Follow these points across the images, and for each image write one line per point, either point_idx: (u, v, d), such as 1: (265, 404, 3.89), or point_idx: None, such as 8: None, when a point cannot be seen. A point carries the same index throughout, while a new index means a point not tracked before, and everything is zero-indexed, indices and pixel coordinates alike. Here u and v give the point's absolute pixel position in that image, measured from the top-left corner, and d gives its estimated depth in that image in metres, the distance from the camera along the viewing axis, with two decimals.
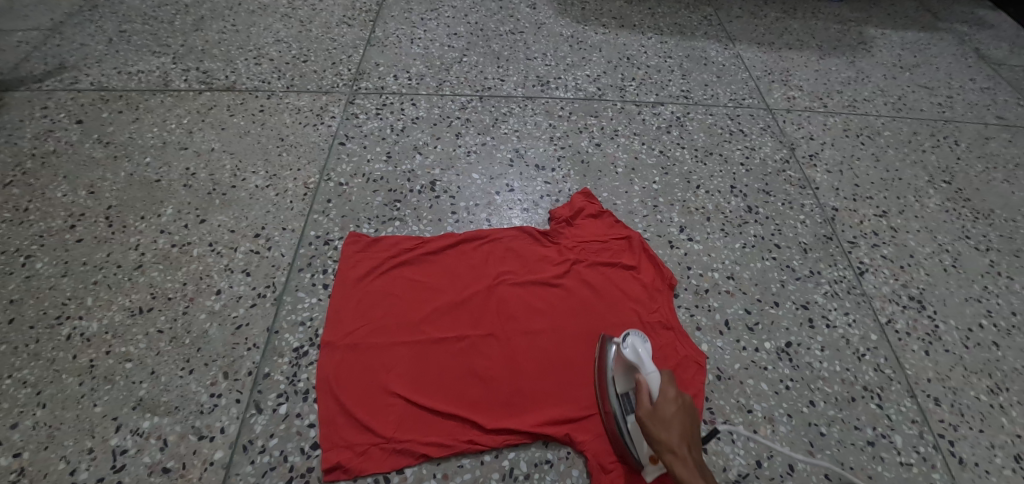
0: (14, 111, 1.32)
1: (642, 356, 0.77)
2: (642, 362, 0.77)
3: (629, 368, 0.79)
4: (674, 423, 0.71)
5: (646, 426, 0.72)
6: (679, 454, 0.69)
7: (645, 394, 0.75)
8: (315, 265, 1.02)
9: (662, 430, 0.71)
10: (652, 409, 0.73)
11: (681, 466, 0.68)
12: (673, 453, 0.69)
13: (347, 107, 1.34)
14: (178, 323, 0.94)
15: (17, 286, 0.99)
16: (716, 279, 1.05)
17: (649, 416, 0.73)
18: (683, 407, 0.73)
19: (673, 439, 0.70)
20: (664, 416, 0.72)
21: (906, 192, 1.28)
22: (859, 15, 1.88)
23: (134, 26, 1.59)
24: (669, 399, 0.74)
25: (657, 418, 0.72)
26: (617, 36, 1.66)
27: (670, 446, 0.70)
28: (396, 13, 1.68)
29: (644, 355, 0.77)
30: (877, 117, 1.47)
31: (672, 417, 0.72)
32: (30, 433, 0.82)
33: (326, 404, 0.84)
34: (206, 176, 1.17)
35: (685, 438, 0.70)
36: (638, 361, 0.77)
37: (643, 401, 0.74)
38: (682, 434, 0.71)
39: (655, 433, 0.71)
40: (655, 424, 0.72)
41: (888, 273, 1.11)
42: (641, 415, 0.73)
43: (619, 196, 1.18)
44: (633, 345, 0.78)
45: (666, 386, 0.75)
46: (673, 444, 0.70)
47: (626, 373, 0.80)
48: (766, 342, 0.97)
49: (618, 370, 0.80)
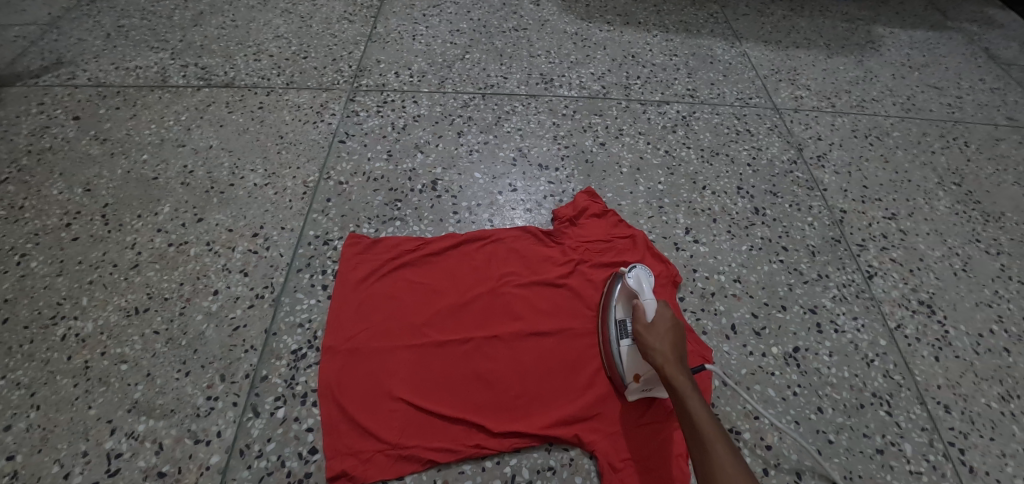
0: (9, 106, 1.30)
1: (644, 284, 0.85)
2: (642, 290, 0.85)
3: (630, 297, 0.87)
4: (666, 332, 0.78)
5: (640, 336, 0.79)
6: (667, 354, 0.75)
7: (641, 312, 0.82)
8: (314, 265, 1.00)
9: (654, 338, 0.78)
10: (648, 321, 0.80)
11: (668, 363, 0.74)
12: (661, 353, 0.76)
13: (347, 104, 1.32)
14: (174, 324, 0.92)
15: (12, 285, 0.97)
16: (722, 282, 1.03)
17: (644, 327, 0.80)
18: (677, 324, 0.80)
19: (663, 344, 0.77)
20: (658, 327, 0.79)
21: (915, 194, 1.26)
22: (867, 13, 1.86)
23: (132, 21, 1.57)
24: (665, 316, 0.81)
25: (652, 327, 0.79)
26: (622, 33, 1.63)
27: (659, 349, 0.76)
28: (398, 9, 1.66)
29: (646, 284, 0.86)
30: (886, 117, 1.45)
31: (666, 328, 0.79)
32: (23, 435, 0.80)
33: (328, 411, 0.83)
34: (204, 174, 1.16)
35: (675, 344, 0.77)
36: (639, 287, 0.85)
37: (639, 315, 0.82)
38: (673, 341, 0.77)
39: (647, 340, 0.78)
40: (649, 333, 0.79)
41: (897, 277, 1.09)
42: (637, 326, 0.81)
43: (624, 196, 1.16)
44: (637, 275, 0.87)
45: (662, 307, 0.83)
46: (663, 347, 0.76)
47: (627, 303, 0.88)
48: (773, 347, 0.95)
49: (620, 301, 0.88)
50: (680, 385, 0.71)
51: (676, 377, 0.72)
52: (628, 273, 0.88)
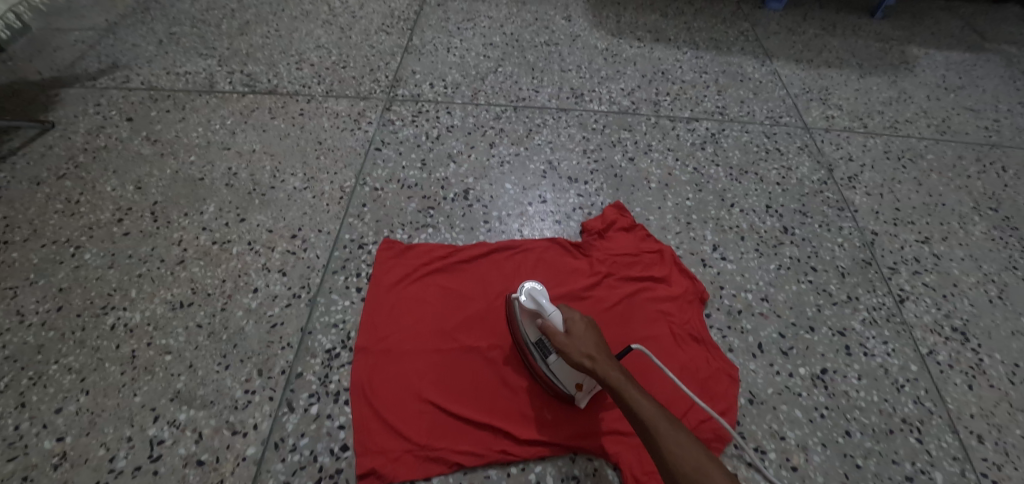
0: (68, 106, 1.38)
1: (540, 300, 0.81)
2: (541, 308, 0.81)
3: (532, 314, 0.83)
4: (586, 338, 0.77)
5: (563, 353, 0.77)
6: (595, 359, 0.75)
7: (553, 331, 0.79)
8: (349, 268, 1.03)
9: (577, 352, 0.76)
10: (564, 334, 0.78)
11: (599, 368, 0.74)
12: (590, 361, 0.75)
13: (383, 113, 1.37)
14: (216, 319, 0.96)
15: (66, 275, 1.03)
16: (749, 300, 1.03)
17: (562, 343, 0.78)
18: (588, 323, 0.80)
19: (588, 351, 0.76)
20: (575, 336, 0.78)
21: (950, 218, 1.24)
22: (902, 33, 1.84)
23: (183, 29, 1.65)
24: (576, 322, 0.80)
25: (570, 340, 0.78)
26: (652, 50, 1.65)
27: (587, 360, 0.75)
28: (434, 22, 1.71)
29: (542, 298, 0.81)
30: (920, 139, 1.43)
31: (582, 333, 0.78)
32: (74, 418, 0.86)
33: (360, 409, 0.85)
34: (247, 176, 1.21)
35: (597, 346, 0.77)
36: (537, 303, 0.81)
37: (552, 332, 0.79)
38: (594, 343, 0.77)
39: (571, 356, 0.77)
40: (570, 346, 0.77)
41: (930, 302, 1.07)
42: (557, 345, 0.78)
43: (652, 211, 1.17)
44: (530, 293, 0.82)
45: (569, 313, 0.81)
46: (589, 355, 0.75)
47: (531, 321, 0.84)
48: (800, 367, 0.95)
49: (525, 321, 0.84)
50: (619, 388, 0.72)
51: (613, 381, 0.73)
52: (518, 293, 0.83)
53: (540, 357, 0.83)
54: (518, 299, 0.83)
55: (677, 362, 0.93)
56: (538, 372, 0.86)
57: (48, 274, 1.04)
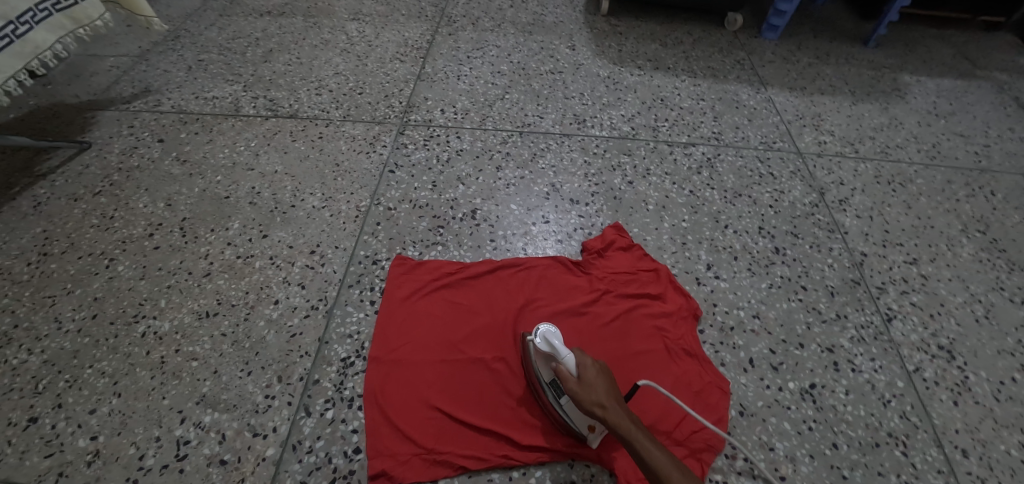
0: (104, 128, 1.48)
1: (555, 342, 0.85)
2: (556, 351, 0.85)
3: (546, 356, 0.87)
4: (597, 385, 0.82)
5: (576, 399, 0.82)
6: (608, 408, 0.79)
7: (567, 376, 0.83)
8: (364, 282, 1.10)
9: (589, 399, 0.81)
10: (577, 380, 0.82)
11: (611, 418, 0.79)
12: (603, 410, 0.79)
13: (397, 137, 1.45)
14: (239, 328, 1.03)
15: (101, 285, 1.11)
16: (742, 317, 1.08)
17: (575, 390, 0.82)
18: (599, 369, 0.84)
19: (600, 398, 0.80)
20: (587, 383, 0.82)
21: (938, 240, 1.29)
22: (894, 61, 1.91)
23: (211, 56, 1.76)
24: (587, 368, 0.84)
25: (582, 387, 0.82)
26: (652, 78, 1.73)
27: (599, 408, 0.80)
28: (445, 51, 1.81)
29: (556, 341, 0.85)
30: (910, 164, 1.49)
31: (594, 381, 0.82)
32: (106, 418, 0.92)
33: (372, 415, 0.91)
34: (269, 195, 1.29)
35: (609, 394, 0.81)
36: (551, 346, 0.85)
37: (567, 379, 0.83)
38: (606, 390, 0.81)
39: (584, 403, 0.81)
40: (583, 393, 0.81)
41: (917, 321, 1.12)
42: (570, 391, 0.82)
43: (649, 232, 1.23)
44: (545, 335, 0.86)
45: (580, 358, 0.85)
46: (600, 403, 0.80)
47: (545, 363, 0.88)
48: (790, 381, 1.00)
49: (540, 362, 0.89)
50: (631, 439, 0.77)
51: (625, 431, 0.78)
52: (534, 335, 0.88)
53: (553, 397, 0.88)
54: (534, 341, 0.88)
55: (671, 375, 0.98)
56: (547, 407, 0.90)
57: (84, 284, 1.11)
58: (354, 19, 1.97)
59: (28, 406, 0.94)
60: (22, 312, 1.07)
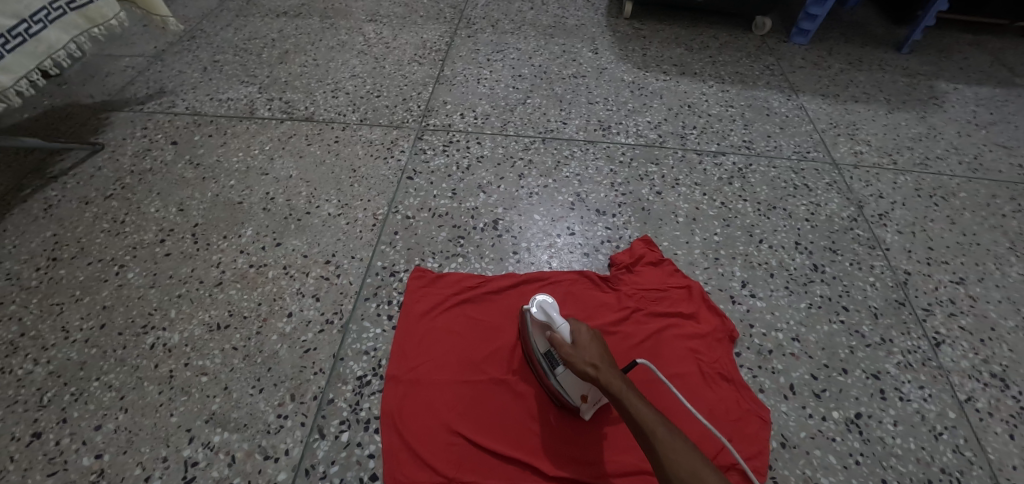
0: (117, 129, 1.45)
1: (551, 312, 0.83)
2: (552, 320, 0.83)
3: (542, 326, 0.86)
4: (590, 348, 0.79)
5: (568, 362, 0.79)
6: (599, 367, 0.76)
7: (561, 342, 0.81)
8: (381, 295, 1.06)
9: (581, 360, 0.78)
10: (571, 344, 0.80)
11: (601, 376, 0.75)
12: (594, 369, 0.76)
13: (415, 142, 1.41)
14: (251, 342, 0.99)
15: (110, 293, 1.07)
16: (780, 340, 1.02)
17: (567, 352, 0.79)
18: (594, 335, 0.81)
19: (592, 359, 0.77)
20: (580, 346, 0.79)
21: (985, 258, 1.22)
22: (930, 68, 1.83)
23: (226, 56, 1.73)
24: (583, 334, 0.81)
25: (575, 349, 0.79)
26: (678, 83, 1.67)
27: (590, 367, 0.76)
28: (464, 54, 1.76)
29: (553, 312, 0.84)
30: (951, 177, 1.42)
31: (587, 344, 0.79)
32: (112, 436, 0.88)
33: (390, 440, 0.86)
34: (283, 201, 1.25)
35: (601, 356, 0.78)
36: (547, 315, 0.84)
37: (560, 343, 0.81)
38: (599, 353, 0.78)
39: (575, 364, 0.78)
40: (575, 355, 0.79)
41: (967, 346, 1.05)
42: (563, 354, 0.80)
43: (680, 246, 1.17)
44: (541, 306, 0.85)
45: (576, 324, 0.83)
46: (591, 362, 0.77)
47: (542, 334, 0.87)
48: (834, 411, 0.93)
49: (537, 333, 0.87)
50: (619, 394, 0.72)
51: (613, 387, 0.73)
52: (531, 305, 0.87)
53: (548, 368, 0.86)
54: (530, 311, 0.87)
55: (707, 401, 0.92)
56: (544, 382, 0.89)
57: (93, 291, 1.08)
58: (371, 20, 1.93)
59: (31, 420, 0.90)
60: (30, 320, 1.03)
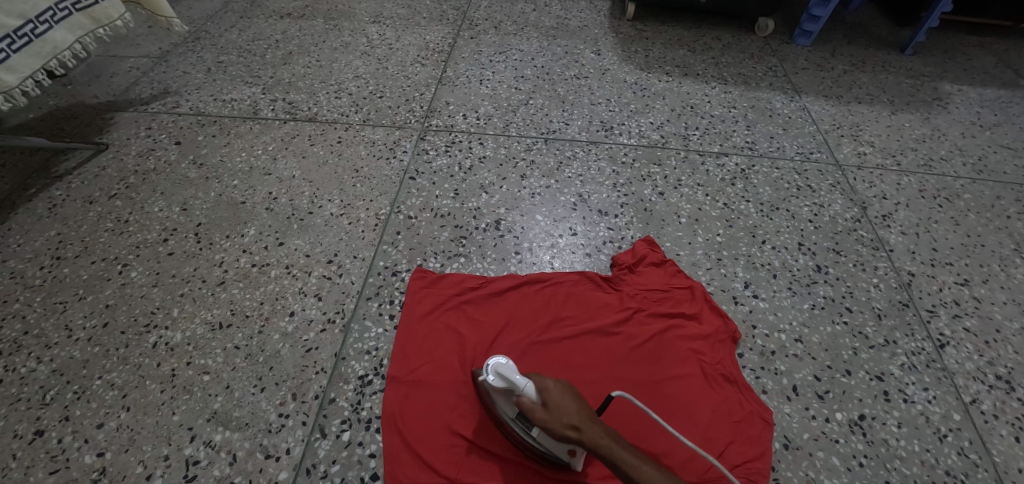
0: (122, 129, 1.45)
1: (511, 376, 0.76)
2: (514, 384, 0.76)
3: (504, 390, 0.78)
4: (564, 407, 0.74)
5: (547, 429, 0.73)
6: (583, 428, 0.72)
7: (533, 407, 0.74)
8: (383, 295, 1.06)
9: (560, 424, 0.73)
10: (543, 408, 0.74)
11: (587, 438, 0.72)
12: (578, 432, 0.72)
13: (418, 142, 1.41)
14: (253, 341, 0.99)
15: (113, 292, 1.08)
16: (784, 341, 1.02)
17: (542, 417, 0.74)
18: (563, 389, 0.76)
19: (570, 420, 0.73)
20: (554, 407, 0.74)
21: (990, 260, 1.21)
22: (934, 69, 1.83)
23: (230, 57, 1.73)
24: (551, 391, 0.75)
25: (549, 413, 0.73)
26: (681, 84, 1.67)
27: (573, 430, 0.72)
28: (467, 55, 1.76)
29: (513, 374, 0.76)
30: (955, 178, 1.41)
31: (562, 403, 0.74)
32: (114, 434, 0.89)
33: (392, 440, 0.86)
34: (286, 201, 1.25)
35: (580, 413, 0.73)
36: (506, 380, 0.76)
37: (532, 408, 0.74)
38: (575, 410, 0.74)
39: (556, 432, 0.73)
40: (552, 420, 0.73)
41: (972, 348, 1.04)
42: (538, 421, 0.74)
43: (682, 246, 1.17)
44: (498, 371, 0.76)
45: (540, 382, 0.76)
46: (572, 424, 0.72)
47: (506, 396, 0.80)
48: (837, 412, 0.93)
49: (501, 397, 0.80)
50: (614, 458, 0.71)
51: (604, 449, 0.71)
52: (486, 370, 0.78)
53: (523, 430, 0.80)
54: (486, 378, 0.78)
55: (709, 402, 0.92)
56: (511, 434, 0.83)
57: (96, 290, 1.08)
58: (374, 21, 1.93)
59: (34, 418, 0.90)
60: (33, 319, 1.03)
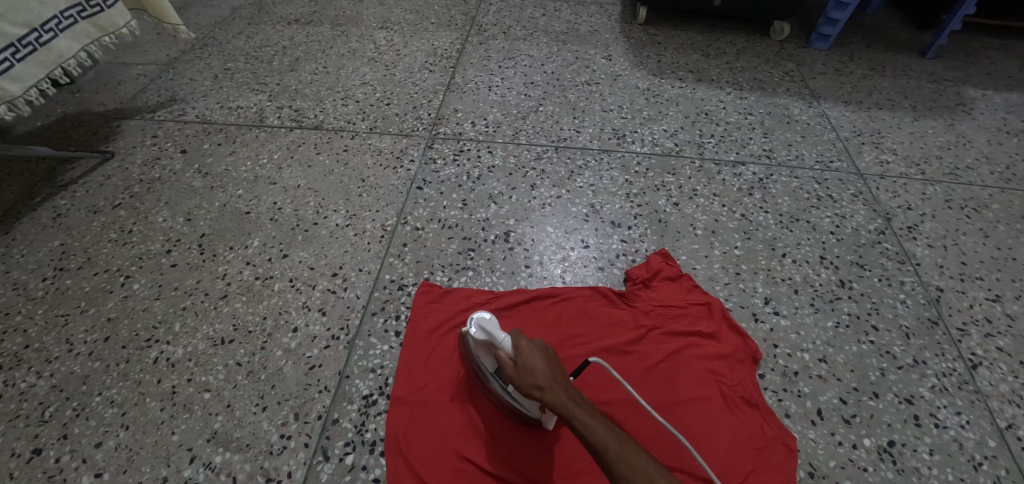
0: (128, 137, 1.44)
1: (491, 329, 0.78)
2: (494, 338, 0.78)
3: (486, 345, 0.81)
4: (534, 365, 0.74)
5: (516, 385, 0.74)
6: (546, 388, 0.71)
7: (506, 361, 0.76)
8: (388, 310, 1.03)
9: (528, 383, 0.73)
10: (514, 365, 0.75)
11: (550, 400, 0.71)
12: (541, 392, 0.71)
13: (425, 151, 1.38)
14: (255, 358, 0.96)
15: (115, 304, 1.06)
16: (807, 361, 0.97)
17: (512, 373, 0.75)
18: (539, 350, 0.76)
19: (538, 381, 0.72)
20: (524, 366, 0.74)
21: (1023, 274, 1.15)
22: (956, 73, 1.77)
23: (237, 64, 1.72)
24: (526, 351, 0.75)
25: (518, 371, 0.74)
26: (695, 90, 1.63)
27: (537, 390, 0.72)
28: (475, 61, 1.73)
29: (493, 328, 0.78)
30: (983, 187, 1.35)
31: (531, 361, 0.74)
32: (112, 454, 0.86)
33: (396, 464, 0.83)
34: (291, 211, 1.22)
35: (547, 373, 0.73)
36: (489, 334, 0.78)
37: (504, 363, 0.76)
38: (546, 372, 0.73)
39: (523, 388, 0.73)
40: (521, 377, 0.74)
41: (1006, 369, 0.98)
42: (509, 377, 0.75)
43: (698, 259, 1.13)
44: (480, 324, 0.79)
45: (518, 338, 0.77)
46: (538, 384, 0.72)
47: (486, 351, 0.82)
48: (865, 438, 0.88)
49: (482, 352, 0.83)
50: (572, 417, 0.69)
51: (565, 410, 0.70)
52: (470, 324, 0.80)
53: (500, 386, 0.83)
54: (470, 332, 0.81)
55: (728, 425, 0.88)
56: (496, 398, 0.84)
57: (98, 303, 1.06)
58: (382, 27, 1.91)
59: (32, 435, 0.88)
60: (34, 332, 1.01)
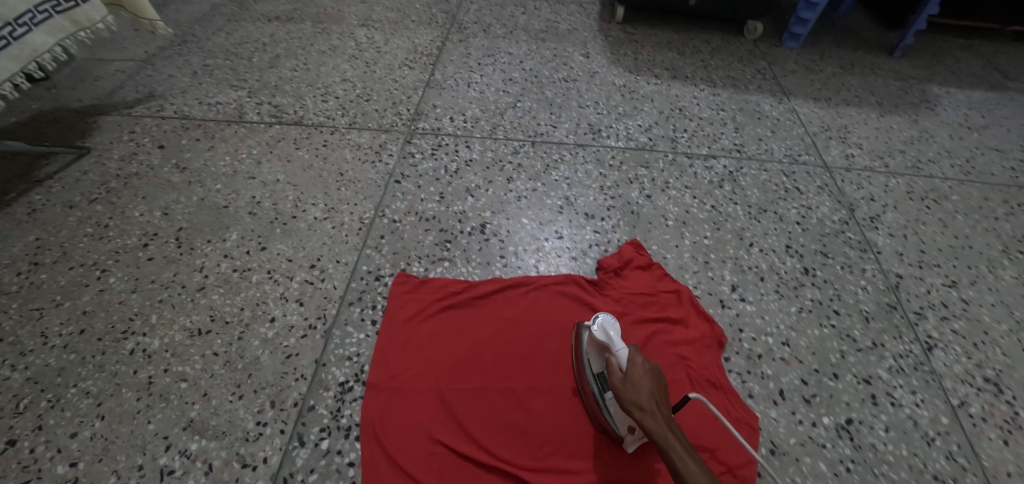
0: (105, 133, 1.44)
1: (611, 333, 0.82)
2: (611, 342, 0.82)
3: (600, 347, 0.84)
4: (642, 385, 0.77)
5: (620, 399, 0.78)
6: (648, 411, 0.74)
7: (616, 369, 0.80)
8: (365, 300, 1.04)
9: (633, 401, 0.76)
10: (623, 378, 0.79)
11: (650, 425, 0.73)
12: (642, 413, 0.75)
13: (404, 145, 1.40)
14: (232, 348, 0.97)
15: (91, 297, 1.06)
16: (771, 345, 1.01)
17: (619, 386, 0.78)
18: (650, 371, 0.78)
19: (642, 402, 0.75)
20: (633, 382, 0.77)
21: (978, 262, 1.20)
22: (921, 71, 1.83)
23: (217, 61, 1.72)
24: (639, 370, 0.78)
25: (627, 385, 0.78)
26: (669, 87, 1.67)
27: (639, 409, 0.75)
28: (455, 58, 1.75)
29: (613, 332, 0.82)
30: (943, 179, 1.41)
31: (640, 378, 0.78)
32: (87, 443, 0.87)
33: (369, 448, 0.85)
34: (270, 205, 1.23)
35: (653, 398, 0.76)
36: (608, 338, 0.82)
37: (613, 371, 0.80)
38: (651, 394, 0.76)
39: (627, 403, 0.77)
40: (627, 392, 0.77)
41: (960, 351, 1.03)
42: (615, 387, 0.79)
43: (669, 249, 1.16)
44: (603, 325, 0.83)
45: (633, 354, 0.80)
46: (641, 405, 0.75)
47: (598, 355, 0.85)
48: (824, 417, 0.92)
49: (592, 352, 0.86)
50: (667, 447, 0.71)
51: (661, 438, 0.72)
52: (591, 324, 0.85)
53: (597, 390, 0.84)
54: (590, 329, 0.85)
55: (696, 409, 0.91)
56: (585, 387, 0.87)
57: (73, 295, 1.06)
58: (362, 25, 1.93)
59: (6, 427, 0.88)
60: (9, 326, 1.01)
